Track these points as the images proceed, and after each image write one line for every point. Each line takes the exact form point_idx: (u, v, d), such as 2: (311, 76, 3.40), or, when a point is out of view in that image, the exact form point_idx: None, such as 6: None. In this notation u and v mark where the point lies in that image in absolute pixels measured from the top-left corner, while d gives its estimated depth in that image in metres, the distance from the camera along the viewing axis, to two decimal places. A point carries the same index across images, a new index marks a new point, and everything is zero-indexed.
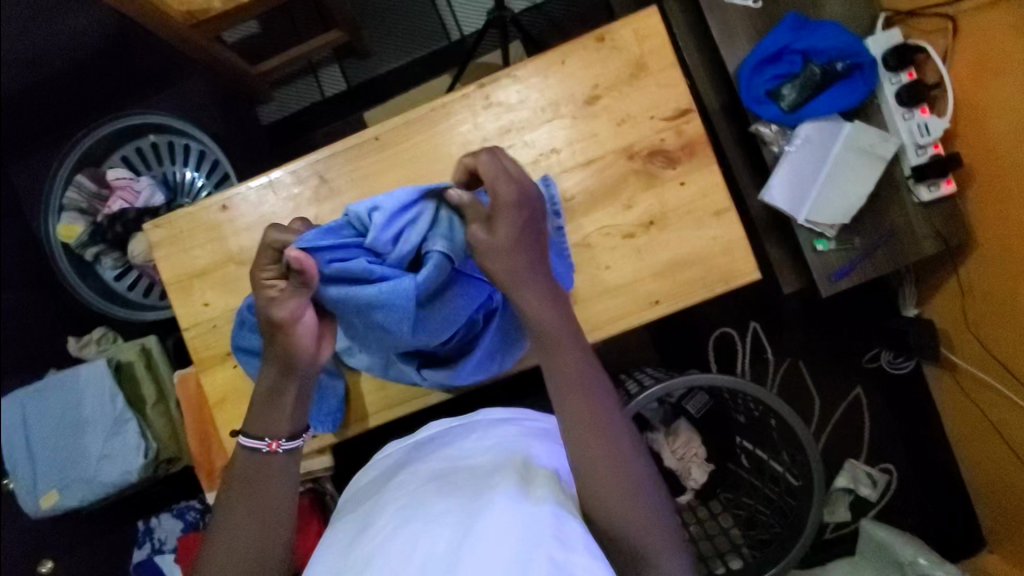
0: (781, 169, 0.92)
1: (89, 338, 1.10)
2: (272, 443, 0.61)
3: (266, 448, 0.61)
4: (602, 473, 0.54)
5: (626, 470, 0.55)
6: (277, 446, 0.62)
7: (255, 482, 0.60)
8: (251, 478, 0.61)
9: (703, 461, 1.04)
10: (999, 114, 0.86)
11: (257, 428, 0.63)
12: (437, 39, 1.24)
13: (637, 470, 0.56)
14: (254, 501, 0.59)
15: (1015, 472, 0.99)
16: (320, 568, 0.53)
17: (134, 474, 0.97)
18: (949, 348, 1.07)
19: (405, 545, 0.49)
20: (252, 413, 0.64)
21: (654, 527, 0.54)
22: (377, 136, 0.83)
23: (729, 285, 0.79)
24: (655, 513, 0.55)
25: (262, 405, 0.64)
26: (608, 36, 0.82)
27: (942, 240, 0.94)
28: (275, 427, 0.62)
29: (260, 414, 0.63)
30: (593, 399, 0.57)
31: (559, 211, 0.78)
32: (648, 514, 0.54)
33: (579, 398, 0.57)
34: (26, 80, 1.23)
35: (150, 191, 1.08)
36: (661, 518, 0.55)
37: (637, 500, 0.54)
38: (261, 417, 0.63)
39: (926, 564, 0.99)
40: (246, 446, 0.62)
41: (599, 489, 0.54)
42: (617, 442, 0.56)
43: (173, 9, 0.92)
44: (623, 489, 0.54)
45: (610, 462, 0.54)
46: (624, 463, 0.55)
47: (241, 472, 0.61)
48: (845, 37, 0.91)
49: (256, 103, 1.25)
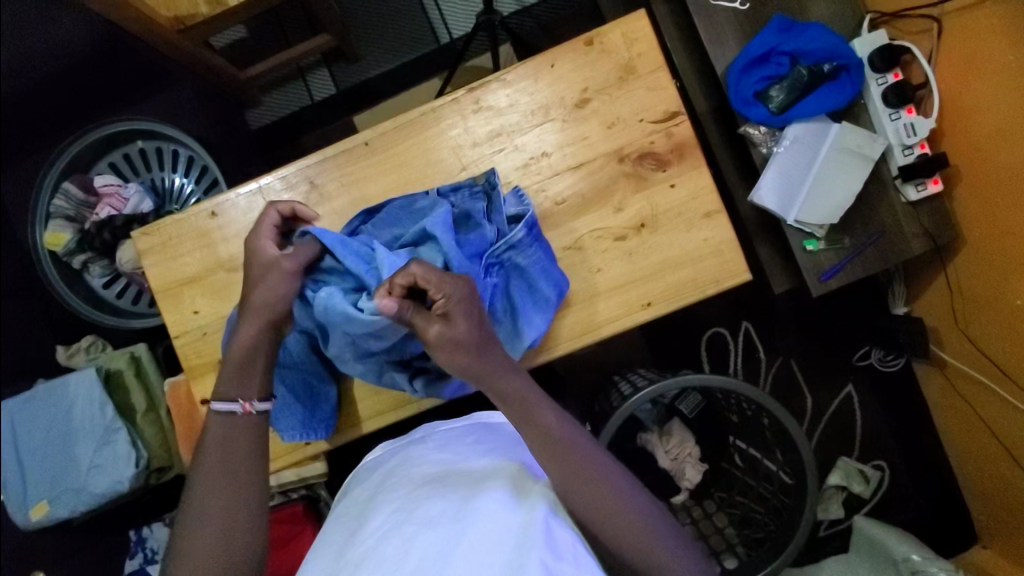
0: (771, 169, 0.93)
1: (79, 347, 1.09)
2: (245, 404, 0.66)
3: (240, 409, 0.66)
4: (590, 494, 0.57)
5: (607, 484, 0.58)
6: (249, 408, 0.67)
7: (220, 448, 0.64)
8: (227, 440, 0.65)
9: (698, 460, 1.05)
10: (984, 115, 0.87)
11: (230, 390, 0.67)
12: (426, 42, 1.24)
13: (620, 485, 0.59)
14: (225, 466, 0.63)
15: (1006, 467, 1.00)
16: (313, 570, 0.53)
17: (126, 484, 0.96)
18: (938, 345, 1.08)
19: (398, 552, 0.49)
20: (224, 378, 0.68)
21: (648, 541, 0.57)
22: (366, 141, 0.83)
23: (719, 286, 0.80)
24: (646, 526, 0.58)
25: (235, 368, 0.68)
26: (597, 39, 0.82)
27: (930, 239, 0.94)
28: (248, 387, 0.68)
29: (230, 375, 0.68)
30: (559, 429, 0.60)
31: (533, 219, 0.76)
32: (639, 528, 0.57)
33: (539, 434, 0.60)
34: (13, 86, 1.22)
35: (139, 198, 1.06)
36: (653, 532, 0.58)
37: (623, 512, 0.57)
38: (234, 381, 0.68)
39: (919, 560, 0.95)
40: (218, 408, 0.66)
41: (585, 499, 0.56)
42: (595, 465, 0.59)
43: (160, 15, 0.93)
44: (610, 506, 0.57)
45: (591, 480, 0.57)
46: (609, 483, 0.58)
47: (219, 439, 0.65)
48: (831, 37, 0.91)
49: (245, 108, 1.25)
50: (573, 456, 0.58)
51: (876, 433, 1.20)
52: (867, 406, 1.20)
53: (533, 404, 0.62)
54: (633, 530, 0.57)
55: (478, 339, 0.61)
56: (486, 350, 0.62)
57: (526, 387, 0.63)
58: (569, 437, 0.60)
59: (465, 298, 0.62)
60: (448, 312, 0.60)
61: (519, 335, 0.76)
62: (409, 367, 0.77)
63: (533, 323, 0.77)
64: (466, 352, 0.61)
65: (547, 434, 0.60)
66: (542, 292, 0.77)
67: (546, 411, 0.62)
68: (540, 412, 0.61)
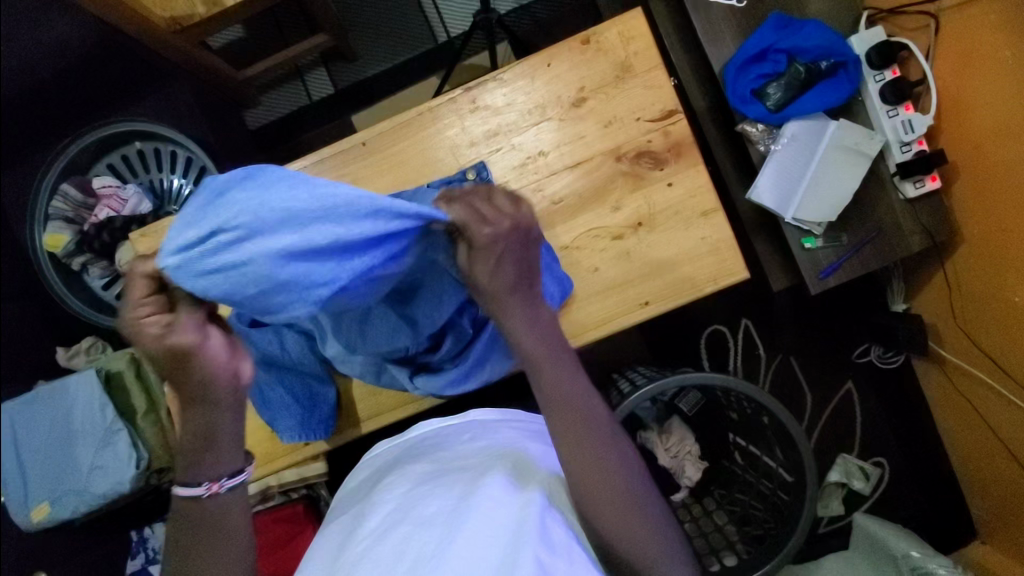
0: (768, 168, 0.93)
1: (78, 348, 1.10)
2: (212, 488, 0.50)
3: (207, 494, 0.50)
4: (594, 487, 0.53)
5: (616, 476, 0.54)
6: (218, 487, 0.51)
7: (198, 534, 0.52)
8: (188, 513, 0.51)
9: (697, 458, 1.05)
10: (983, 110, 0.86)
11: (190, 472, 0.51)
12: (423, 41, 1.24)
13: (630, 474, 0.55)
14: (203, 554, 0.51)
15: (1005, 465, 1.00)
16: (310, 566, 0.54)
17: (127, 485, 0.97)
18: (937, 342, 1.08)
19: (395, 548, 0.49)
20: (179, 455, 0.51)
21: (648, 537, 0.54)
22: (364, 142, 0.83)
23: (718, 285, 0.80)
24: (648, 521, 0.54)
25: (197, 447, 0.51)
26: (594, 38, 0.82)
27: (929, 236, 0.94)
28: (218, 463, 0.51)
29: (188, 456, 0.51)
30: (579, 404, 0.55)
31: None
32: (637, 518, 0.54)
33: (558, 410, 0.55)
34: (12, 88, 1.22)
35: (138, 199, 1.08)
36: (647, 529, 0.55)
37: (631, 510, 0.54)
38: (193, 459, 0.51)
39: (919, 556, 0.96)
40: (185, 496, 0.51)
41: (590, 490, 0.53)
42: (608, 448, 0.55)
43: (156, 15, 0.93)
44: (617, 498, 0.53)
45: (600, 468, 0.53)
46: (620, 476, 0.54)
47: (185, 519, 0.51)
48: (829, 35, 0.91)
49: (244, 108, 1.26)
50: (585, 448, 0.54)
51: (876, 429, 1.20)
52: (867, 402, 1.19)
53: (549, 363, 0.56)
54: (637, 525, 0.54)
55: (502, 267, 0.54)
56: (519, 295, 0.56)
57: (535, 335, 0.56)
58: (589, 432, 0.55)
59: (498, 242, 0.53)
60: (472, 255, 0.54)
61: None
62: (411, 363, 0.76)
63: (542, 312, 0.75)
64: (492, 299, 0.55)
65: (562, 407, 0.55)
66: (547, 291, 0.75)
67: (564, 370, 0.56)
68: (548, 372, 0.55)
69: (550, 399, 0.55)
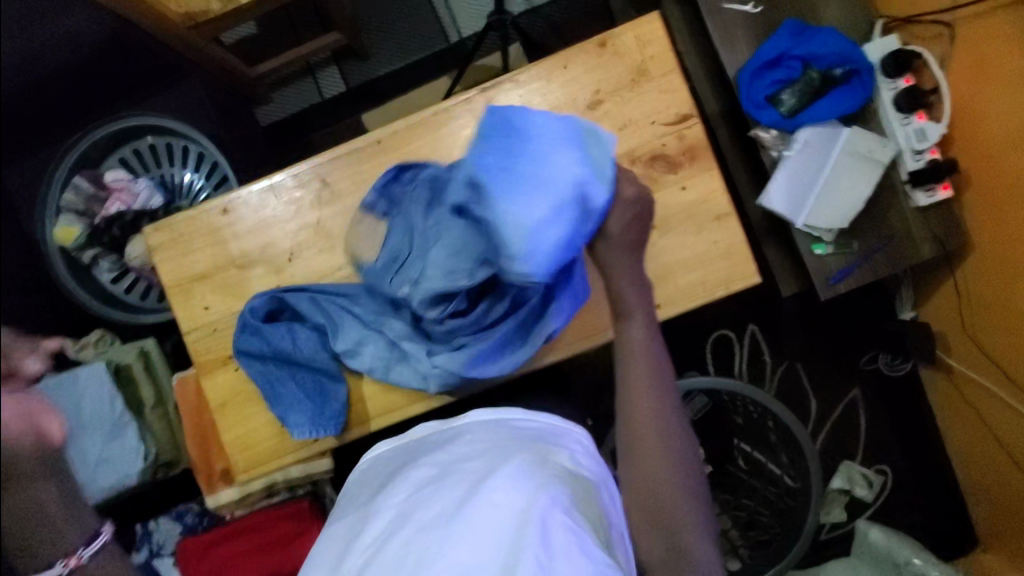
0: (781, 171, 0.92)
1: (87, 341, 1.09)
2: None
3: None
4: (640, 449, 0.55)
5: (670, 449, 0.55)
6: None
7: None
8: None
9: (700, 464, 0.98)
10: (996, 120, 0.87)
11: None
12: (436, 41, 1.24)
13: (679, 450, 0.55)
14: None
15: (1011, 474, 1.00)
16: (318, 566, 0.55)
17: (133, 478, 0.97)
18: (945, 352, 1.08)
19: (397, 555, 0.50)
20: None
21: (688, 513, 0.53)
22: (379, 140, 0.83)
23: (729, 289, 0.80)
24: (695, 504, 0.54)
25: None
26: (610, 41, 0.82)
27: (939, 244, 0.94)
28: None
29: None
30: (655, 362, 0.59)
31: None
32: (683, 497, 0.53)
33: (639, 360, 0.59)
34: (25, 81, 1.22)
35: (149, 192, 1.08)
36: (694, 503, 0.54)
37: (671, 485, 0.54)
38: None
39: (921, 563, 0.99)
40: None
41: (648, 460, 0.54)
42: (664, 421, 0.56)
43: (172, 10, 0.93)
44: (665, 467, 0.54)
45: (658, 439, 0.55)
46: (674, 451, 0.55)
47: None
48: (844, 42, 0.92)
49: (254, 104, 1.25)
50: (642, 411, 0.56)
51: (882, 437, 1.19)
52: (873, 410, 1.19)
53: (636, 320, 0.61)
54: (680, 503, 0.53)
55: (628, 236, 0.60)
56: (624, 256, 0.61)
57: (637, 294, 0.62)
58: (647, 390, 0.57)
59: (635, 209, 0.58)
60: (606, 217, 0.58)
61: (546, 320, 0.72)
62: (425, 339, 0.75)
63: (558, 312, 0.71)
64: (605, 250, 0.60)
65: (637, 358, 0.59)
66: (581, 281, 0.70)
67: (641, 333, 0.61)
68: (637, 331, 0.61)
69: (622, 357, 0.60)
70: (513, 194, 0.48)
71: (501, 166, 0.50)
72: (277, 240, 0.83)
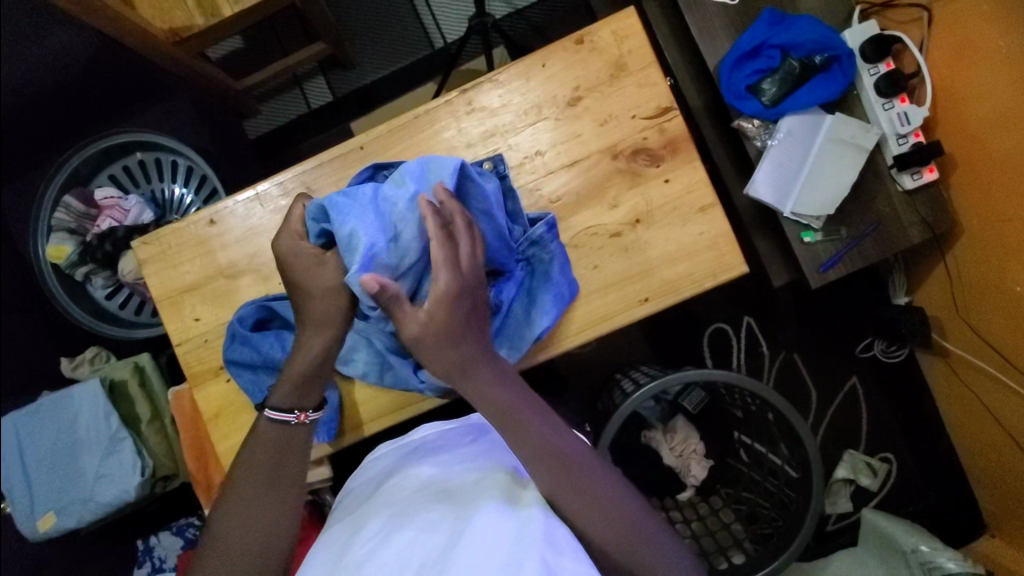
0: (765, 162, 0.92)
1: (83, 359, 1.10)
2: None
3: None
4: (607, 534, 0.54)
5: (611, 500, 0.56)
6: None
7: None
8: None
9: (703, 457, 1.06)
10: (977, 100, 0.87)
11: None
12: (420, 47, 1.25)
13: (617, 492, 0.57)
14: None
15: (1011, 455, 0.99)
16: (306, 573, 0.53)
17: (132, 493, 0.96)
18: (941, 334, 1.08)
19: (399, 554, 0.49)
20: None
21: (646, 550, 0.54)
22: (362, 145, 0.83)
23: (717, 279, 0.80)
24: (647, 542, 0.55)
25: None
26: (588, 37, 0.82)
27: (928, 227, 0.94)
28: None
29: None
30: (558, 446, 0.57)
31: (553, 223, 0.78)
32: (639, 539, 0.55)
33: (530, 446, 0.56)
34: (14, 102, 1.23)
35: (140, 208, 1.07)
36: (665, 546, 0.56)
37: (622, 516, 0.55)
38: None
39: (928, 550, 0.97)
40: None
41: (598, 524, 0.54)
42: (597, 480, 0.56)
43: (156, 26, 0.94)
44: (608, 513, 0.55)
45: (600, 506, 0.55)
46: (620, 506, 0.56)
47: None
48: (821, 29, 0.92)
49: (244, 117, 1.26)
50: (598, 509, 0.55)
51: (883, 425, 1.19)
52: (873, 398, 1.19)
53: (519, 414, 0.59)
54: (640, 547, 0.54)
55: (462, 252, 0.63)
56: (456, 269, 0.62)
57: (456, 282, 0.61)
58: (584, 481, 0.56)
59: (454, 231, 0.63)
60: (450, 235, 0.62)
61: (530, 324, 0.77)
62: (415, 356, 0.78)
63: (546, 310, 0.77)
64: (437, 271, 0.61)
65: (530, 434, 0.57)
66: (559, 286, 0.78)
67: (534, 420, 0.59)
68: (533, 426, 0.58)
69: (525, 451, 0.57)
70: (349, 215, 0.63)
71: (345, 198, 0.64)
72: (264, 249, 0.83)
